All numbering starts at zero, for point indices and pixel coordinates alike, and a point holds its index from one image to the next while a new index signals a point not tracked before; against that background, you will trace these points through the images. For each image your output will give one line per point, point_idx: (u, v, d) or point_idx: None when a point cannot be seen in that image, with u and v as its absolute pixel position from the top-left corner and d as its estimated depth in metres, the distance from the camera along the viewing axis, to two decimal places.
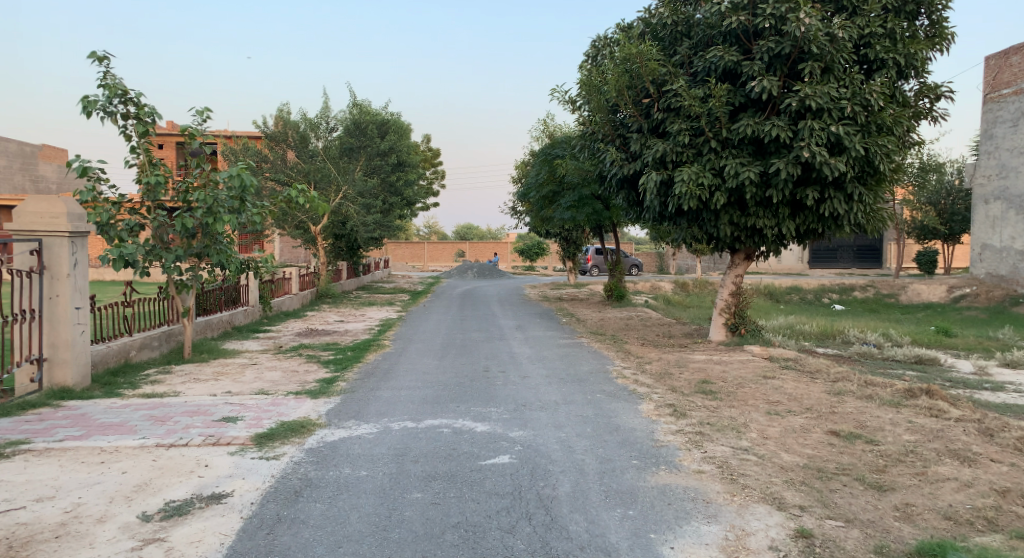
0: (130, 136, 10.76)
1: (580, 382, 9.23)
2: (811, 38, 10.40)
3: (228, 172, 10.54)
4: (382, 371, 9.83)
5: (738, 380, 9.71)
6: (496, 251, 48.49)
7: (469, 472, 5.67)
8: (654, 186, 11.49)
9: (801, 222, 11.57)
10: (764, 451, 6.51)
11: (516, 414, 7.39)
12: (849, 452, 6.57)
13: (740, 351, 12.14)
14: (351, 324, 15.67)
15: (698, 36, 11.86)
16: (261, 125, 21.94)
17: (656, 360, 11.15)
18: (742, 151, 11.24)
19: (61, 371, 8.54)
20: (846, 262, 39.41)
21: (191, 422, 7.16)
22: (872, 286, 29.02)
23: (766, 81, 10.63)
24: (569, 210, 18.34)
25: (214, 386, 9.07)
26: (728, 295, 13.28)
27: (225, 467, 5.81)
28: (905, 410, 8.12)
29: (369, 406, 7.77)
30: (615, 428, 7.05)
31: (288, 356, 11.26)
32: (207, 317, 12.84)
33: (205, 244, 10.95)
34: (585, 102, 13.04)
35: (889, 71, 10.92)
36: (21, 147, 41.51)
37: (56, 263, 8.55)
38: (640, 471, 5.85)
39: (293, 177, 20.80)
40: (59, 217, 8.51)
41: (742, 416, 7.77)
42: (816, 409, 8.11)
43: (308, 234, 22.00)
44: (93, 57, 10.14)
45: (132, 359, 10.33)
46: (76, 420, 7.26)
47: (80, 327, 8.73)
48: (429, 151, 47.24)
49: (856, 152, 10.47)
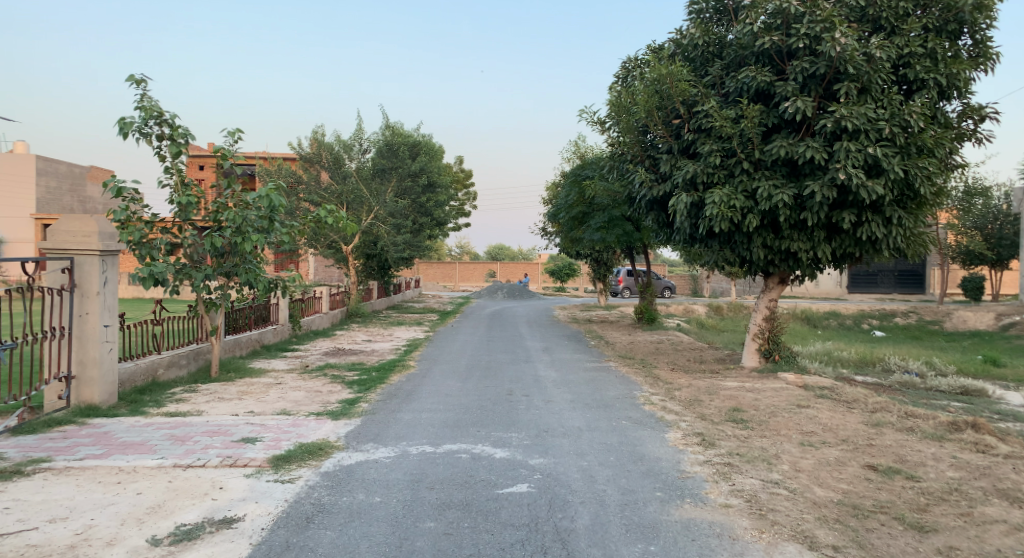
0: (164, 157, 10.91)
1: (606, 408, 9.00)
2: (846, 59, 10.17)
3: (257, 192, 10.60)
4: (405, 393, 9.72)
5: (771, 408, 9.38)
6: (528, 272, 48.38)
7: (486, 501, 5.49)
8: (684, 208, 11.29)
9: (837, 246, 11.24)
10: (796, 485, 6.23)
11: (537, 440, 7.21)
12: (888, 488, 6.24)
13: (774, 378, 11.77)
14: (378, 344, 15.65)
15: (730, 56, 11.68)
16: (296, 146, 22.28)
17: (686, 386, 10.86)
18: (775, 173, 10.99)
19: (89, 389, 8.59)
20: (887, 287, 38.51)
21: (210, 442, 7.11)
22: (914, 311, 28.24)
23: (800, 102, 10.40)
24: (599, 232, 18.19)
25: (237, 405, 9.05)
26: (762, 320, 12.93)
27: (238, 490, 5.73)
28: (949, 444, 7.74)
29: (388, 429, 7.66)
30: (640, 457, 6.82)
31: (313, 376, 11.23)
32: (236, 336, 12.91)
33: (235, 263, 11.00)
34: (614, 123, 12.91)
35: (930, 92, 10.59)
36: (71, 168, 42.87)
37: (87, 281, 8.61)
38: (664, 504, 5.61)
39: (326, 198, 21.02)
40: (91, 236, 8.61)
41: (774, 447, 7.47)
42: (853, 441, 7.78)
43: (340, 253, 22.17)
44: (131, 80, 10.34)
45: (160, 377, 10.37)
46: (98, 438, 7.26)
47: (108, 346, 8.78)
48: (462, 171, 47.50)
49: (895, 175, 10.16)
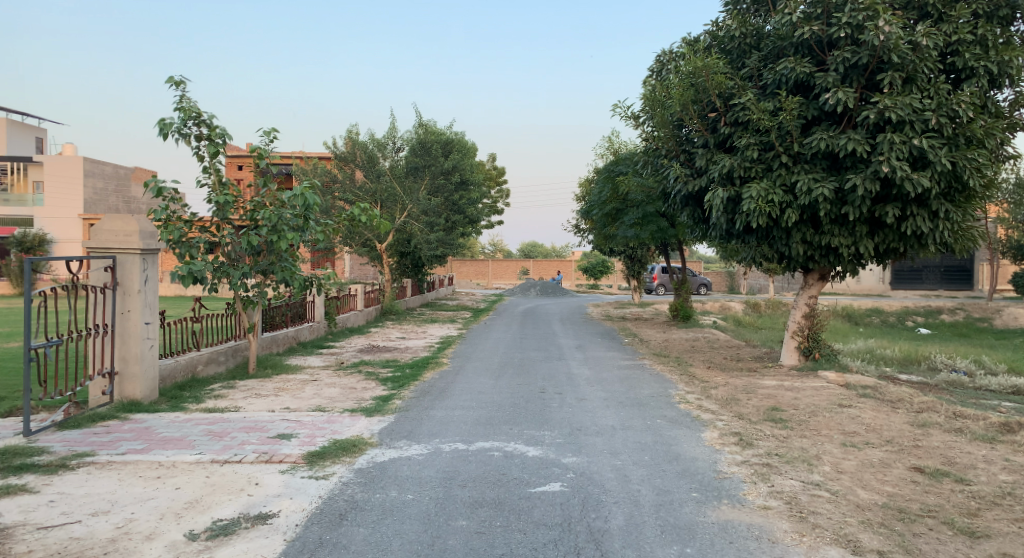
0: (202, 157, 11.07)
1: (640, 406, 8.89)
2: (891, 47, 9.89)
3: (293, 190, 10.69)
4: (439, 390, 9.73)
5: (811, 408, 9.16)
6: (561, 270, 48.17)
7: (518, 500, 5.44)
8: (721, 203, 11.09)
9: (880, 240, 10.95)
10: (839, 487, 6.05)
11: (570, 438, 7.14)
12: (935, 491, 6.05)
13: (814, 377, 11.52)
14: (412, 341, 15.72)
15: (768, 47, 11.44)
16: (331, 146, 22.50)
17: (723, 384, 10.68)
18: (815, 167, 10.74)
19: (131, 385, 8.74)
20: (932, 283, 37.54)
21: (247, 437, 7.19)
22: (961, 308, 27.46)
23: (841, 93, 10.15)
24: (633, 228, 18.02)
25: (274, 401, 9.15)
26: (801, 317, 12.66)
27: (274, 486, 5.76)
28: (1001, 446, 7.47)
29: (422, 426, 7.65)
30: (675, 457, 6.70)
31: (348, 373, 11.31)
32: (273, 333, 13.08)
33: (271, 261, 11.10)
34: (648, 117, 12.73)
35: (980, 80, 10.25)
36: (116, 170, 43.92)
37: (128, 279, 8.73)
38: (701, 505, 5.50)
39: (361, 196, 21.22)
40: (132, 235, 8.75)
41: (814, 448, 7.29)
42: (898, 442, 7.56)
43: (374, 251, 22.33)
44: (170, 82, 10.50)
45: (199, 373, 10.52)
46: (139, 433, 7.38)
47: (149, 342, 8.92)
48: (495, 169, 47.47)
49: (942, 167, 9.86)
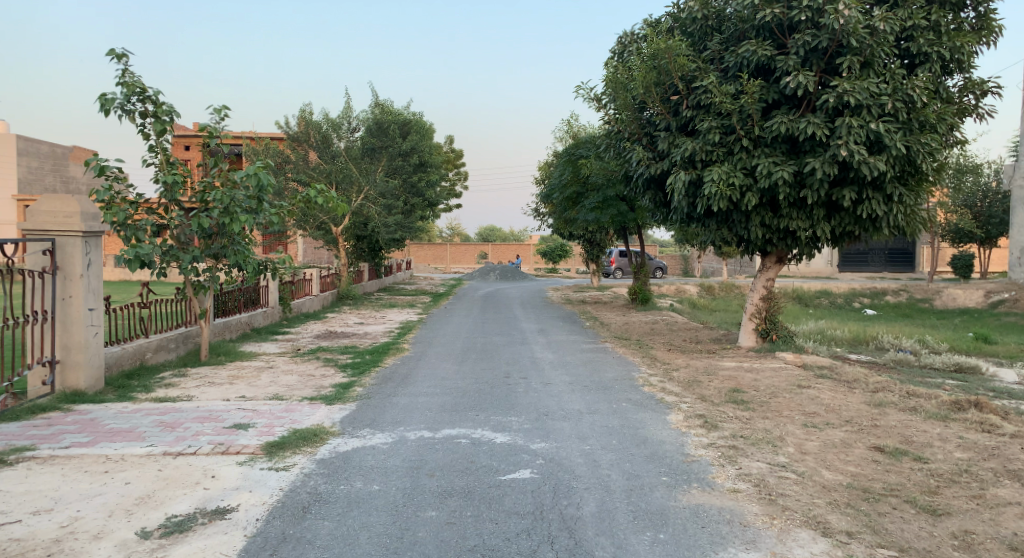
0: (148, 135, 10.59)
1: (604, 390, 8.85)
2: (850, 31, 9.96)
3: (245, 170, 10.28)
4: (400, 376, 9.53)
5: (771, 389, 9.24)
6: (519, 253, 48.10)
7: (488, 488, 5.32)
8: (682, 186, 11.08)
9: (836, 224, 11.09)
10: (804, 468, 6.09)
11: (537, 424, 7.05)
12: (896, 470, 6.13)
13: (771, 358, 11.67)
14: (370, 326, 15.43)
15: (729, 30, 11.42)
16: (283, 125, 21.88)
17: (684, 366, 10.72)
18: (775, 150, 10.80)
19: (74, 374, 8.33)
20: (878, 266, 38.59)
21: (201, 428, 6.90)
22: (905, 290, 28.24)
23: (802, 77, 10.20)
24: (593, 212, 17.98)
25: (229, 390, 8.83)
26: (759, 300, 12.81)
27: (231, 479, 5.52)
28: (954, 424, 7.64)
29: (385, 414, 7.47)
30: (643, 441, 6.66)
31: (305, 360, 11.02)
32: (226, 319, 12.67)
33: (223, 244, 10.69)
34: (610, 100, 12.64)
35: (933, 66, 10.43)
36: (53, 149, 42.01)
37: (69, 263, 8.33)
38: (671, 490, 5.46)
39: (315, 177, 20.70)
40: (73, 217, 8.31)
41: (777, 429, 7.34)
42: (857, 422, 7.66)
43: (329, 234, 21.85)
44: (111, 55, 9.98)
45: (148, 361, 10.10)
46: (85, 425, 7.02)
47: (93, 329, 8.53)
48: (452, 151, 46.99)
49: (897, 151, 10.00)
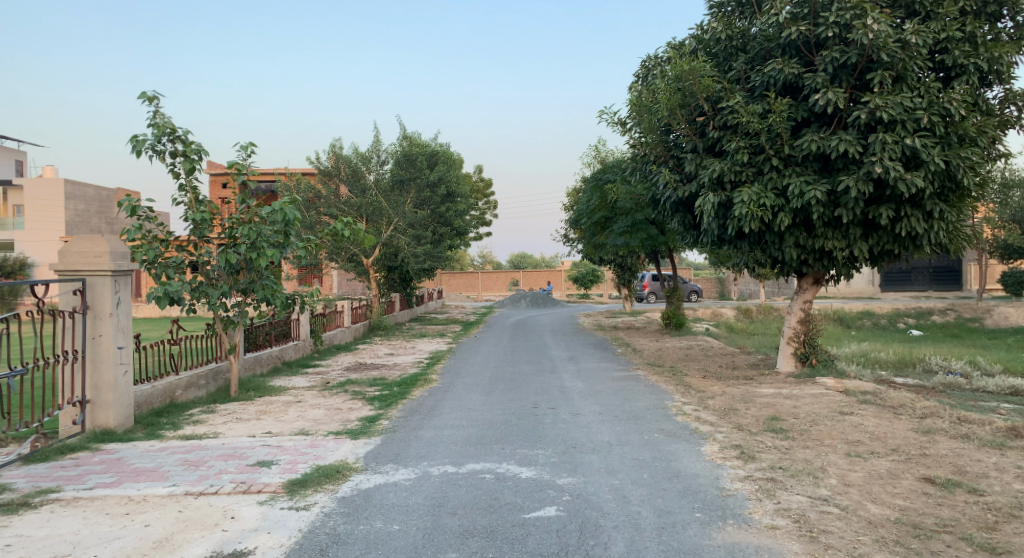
0: (178, 174, 10.73)
1: (636, 420, 8.58)
2: (880, 46, 9.71)
3: (272, 205, 10.33)
4: (427, 409, 9.37)
5: (812, 416, 8.88)
6: (551, 280, 47.90)
7: (511, 528, 5.10)
8: (711, 208, 10.84)
9: (874, 243, 10.73)
10: (848, 502, 5.76)
11: (565, 457, 6.82)
12: (949, 503, 5.76)
13: (812, 384, 11.25)
14: (400, 357, 15.35)
15: (755, 50, 11.24)
16: (315, 160, 22.23)
17: (720, 394, 10.38)
18: (806, 169, 10.53)
19: (104, 413, 8.33)
20: (922, 284, 37.61)
21: (225, 466, 6.82)
22: (952, 309, 27.33)
23: (831, 94, 9.96)
24: (623, 236, 17.79)
25: (255, 426, 8.77)
26: (796, 323, 12.41)
27: (250, 520, 5.41)
28: (1012, 452, 7.20)
29: (409, 448, 7.31)
30: (676, 474, 6.39)
31: (333, 393, 10.93)
32: (256, 353, 12.70)
33: (251, 279, 10.71)
34: (635, 123, 12.49)
35: (970, 77, 10.10)
36: (98, 191, 43.24)
37: (99, 302, 8.38)
38: (705, 527, 5.19)
39: (345, 211, 20.90)
40: (102, 256, 8.39)
41: (818, 459, 7.00)
42: (904, 450, 7.28)
43: (360, 266, 21.95)
44: (143, 97, 10.17)
45: (178, 399, 10.11)
46: (110, 465, 6.99)
47: (123, 368, 8.55)
48: (482, 181, 47.21)
49: (935, 166, 9.66)
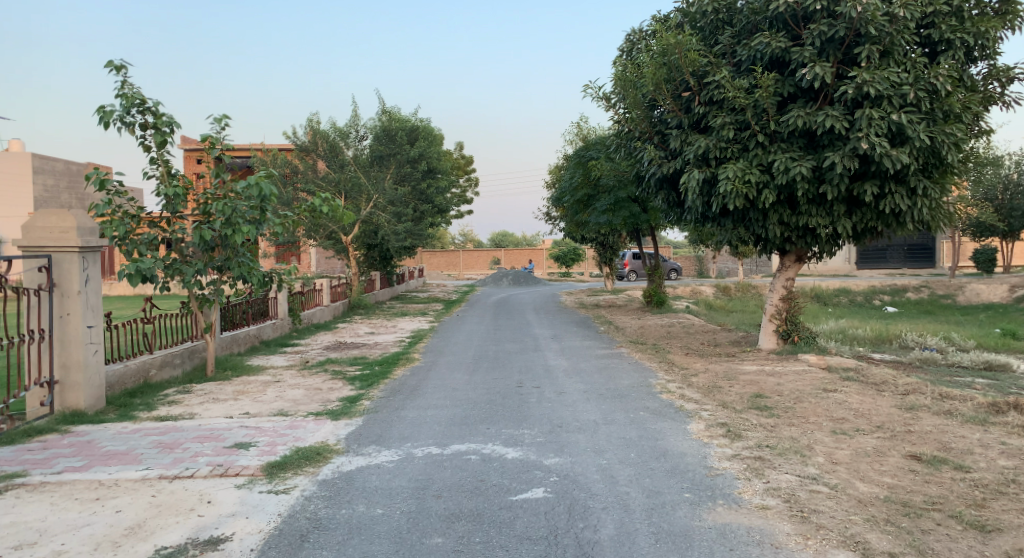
0: (149, 147, 10.38)
1: (621, 398, 8.49)
2: (868, 19, 9.59)
3: (247, 180, 10.01)
4: (409, 388, 9.21)
5: (796, 393, 8.84)
6: (532, 258, 47.79)
7: (498, 510, 4.98)
8: (696, 185, 10.72)
9: (858, 220, 10.68)
10: (836, 480, 5.71)
11: (551, 437, 6.70)
12: (936, 481, 5.73)
13: (795, 361, 11.25)
14: (381, 336, 15.15)
15: (741, 23, 11.08)
16: (291, 135, 21.72)
17: (704, 371, 10.32)
18: (792, 145, 10.43)
19: (74, 394, 8.07)
20: (897, 262, 38.02)
21: (201, 448, 6.62)
22: (926, 286, 27.65)
23: (818, 68, 9.84)
24: (605, 214, 17.67)
25: (233, 406, 8.56)
26: (778, 300, 12.38)
27: (228, 504, 5.23)
28: (994, 428, 7.20)
29: (392, 429, 7.16)
30: (663, 453, 6.30)
31: (313, 373, 10.73)
32: (233, 332, 12.45)
33: (227, 257, 10.42)
34: (620, 98, 12.32)
35: (957, 53, 10.02)
36: (68, 166, 41.99)
37: (66, 279, 8.09)
38: (695, 508, 5.11)
39: (323, 187, 20.55)
40: (68, 232, 8.08)
41: (805, 437, 6.95)
42: (889, 427, 7.26)
43: (339, 243, 21.62)
44: (110, 66, 9.80)
45: (152, 379, 9.85)
46: (80, 448, 6.76)
47: (92, 347, 8.28)
48: (462, 158, 46.75)
49: (920, 142, 9.60)
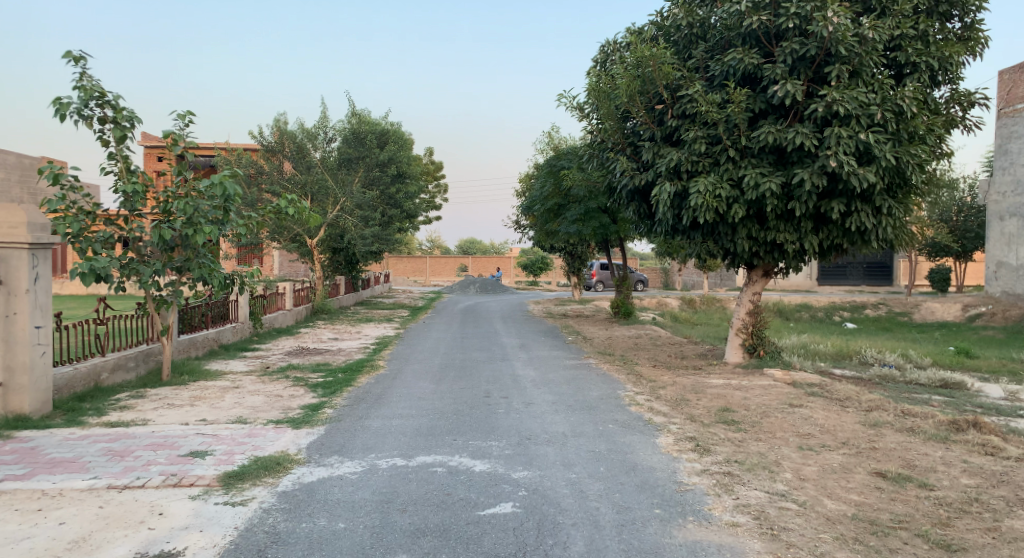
0: (108, 142, 10.04)
1: (589, 410, 8.39)
2: (838, 39, 9.70)
3: (210, 179, 9.72)
4: (374, 397, 8.99)
5: (762, 408, 8.85)
6: (499, 266, 47.72)
7: (466, 526, 4.83)
8: (667, 197, 10.71)
9: (824, 237, 10.78)
10: (805, 497, 5.67)
11: (519, 450, 6.57)
12: (902, 499, 5.73)
13: (760, 375, 11.28)
14: (345, 342, 14.86)
15: (714, 39, 11.15)
16: (257, 135, 21.29)
17: (671, 384, 10.29)
18: (762, 161, 10.48)
19: (18, 398, 7.70)
20: (856, 279, 38.77)
21: (153, 457, 6.34)
22: (884, 303, 28.15)
23: (789, 85, 9.91)
24: (575, 224, 17.65)
25: (188, 413, 8.25)
26: (745, 314, 12.43)
27: (181, 517, 4.99)
28: (956, 446, 7.27)
29: (355, 439, 6.96)
30: (632, 467, 6.21)
31: (274, 379, 10.44)
32: (191, 335, 12.08)
33: (187, 257, 10.12)
34: (593, 109, 12.29)
35: (922, 75, 10.20)
36: None
37: (14, 278, 7.76)
38: (665, 524, 5.02)
39: (289, 189, 20.15)
40: (18, 228, 7.74)
41: (772, 452, 6.93)
42: (854, 444, 7.27)
43: (304, 246, 21.24)
44: (68, 58, 9.46)
45: (103, 382, 9.47)
46: (23, 455, 6.42)
47: (40, 349, 7.92)
48: (432, 163, 46.47)
49: (886, 162, 9.73)
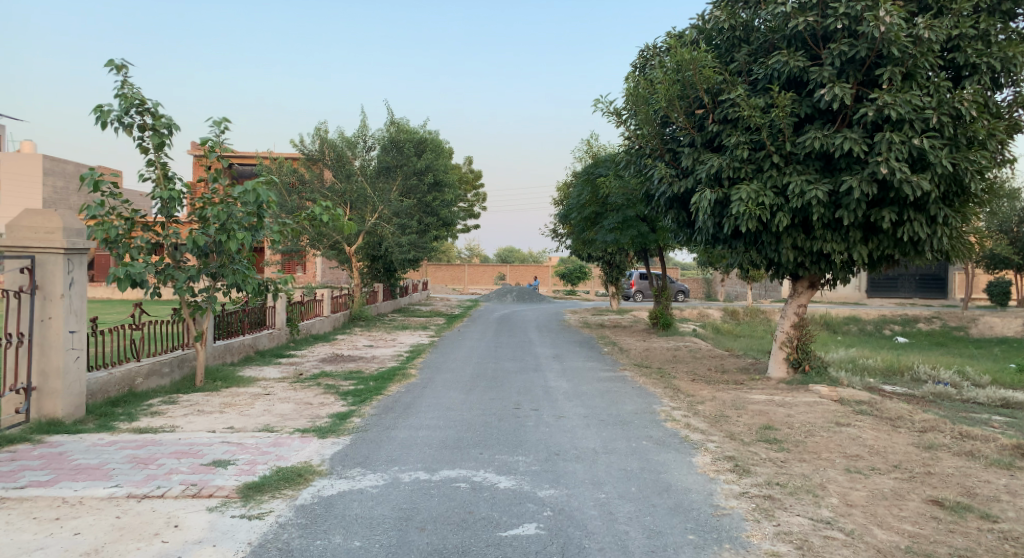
0: (147, 149, 10.12)
1: (623, 425, 8.08)
2: (890, 40, 9.24)
3: (244, 186, 9.70)
4: (402, 406, 8.82)
5: (807, 426, 8.43)
6: (537, 275, 47.47)
7: (485, 548, 4.60)
8: (708, 205, 10.35)
9: (874, 247, 10.28)
10: (853, 525, 5.30)
11: (547, 466, 6.31)
12: (961, 530, 5.31)
13: (806, 391, 10.80)
14: (379, 349, 14.77)
15: (758, 41, 10.79)
16: (298, 144, 21.49)
17: (710, 399, 9.90)
18: (808, 167, 10.06)
19: (51, 402, 7.73)
20: (908, 291, 37.48)
21: (176, 465, 6.25)
22: (938, 316, 27.09)
23: (837, 89, 9.49)
24: (613, 232, 17.32)
25: (217, 420, 8.20)
26: (789, 327, 11.95)
27: (195, 529, 4.86)
28: (1021, 473, 6.76)
29: (380, 451, 6.78)
30: (665, 488, 5.90)
31: (305, 386, 10.36)
32: (226, 342, 12.09)
33: (221, 263, 10.11)
34: (631, 114, 12.00)
35: (982, 77, 9.65)
36: None
37: (49, 282, 7.80)
38: (699, 551, 4.71)
39: (328, 198, 20.26)
40: (54, 233, 7.80)
41: (817, 475, 6.54)
42: (907, 468, 6.83)
43: (342, 254, 21.33)
44: (109, 66, 9.57)
45: (137, 387, 9.49)
46: (49, 461, 6.39)
47: (74, 353, 7.94)
48: (471, 172, 46.54)
49: (942, 169, 9.22)
